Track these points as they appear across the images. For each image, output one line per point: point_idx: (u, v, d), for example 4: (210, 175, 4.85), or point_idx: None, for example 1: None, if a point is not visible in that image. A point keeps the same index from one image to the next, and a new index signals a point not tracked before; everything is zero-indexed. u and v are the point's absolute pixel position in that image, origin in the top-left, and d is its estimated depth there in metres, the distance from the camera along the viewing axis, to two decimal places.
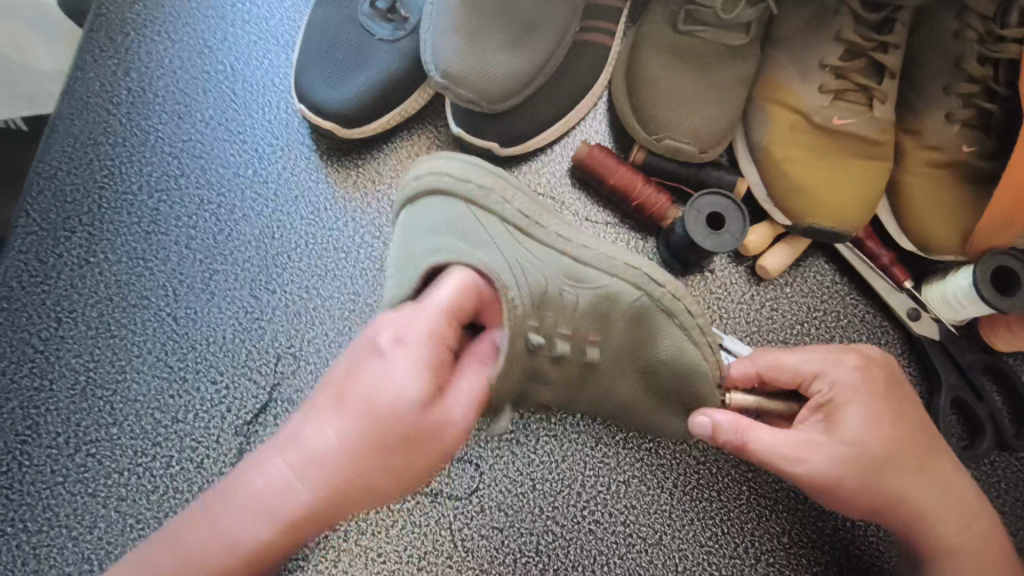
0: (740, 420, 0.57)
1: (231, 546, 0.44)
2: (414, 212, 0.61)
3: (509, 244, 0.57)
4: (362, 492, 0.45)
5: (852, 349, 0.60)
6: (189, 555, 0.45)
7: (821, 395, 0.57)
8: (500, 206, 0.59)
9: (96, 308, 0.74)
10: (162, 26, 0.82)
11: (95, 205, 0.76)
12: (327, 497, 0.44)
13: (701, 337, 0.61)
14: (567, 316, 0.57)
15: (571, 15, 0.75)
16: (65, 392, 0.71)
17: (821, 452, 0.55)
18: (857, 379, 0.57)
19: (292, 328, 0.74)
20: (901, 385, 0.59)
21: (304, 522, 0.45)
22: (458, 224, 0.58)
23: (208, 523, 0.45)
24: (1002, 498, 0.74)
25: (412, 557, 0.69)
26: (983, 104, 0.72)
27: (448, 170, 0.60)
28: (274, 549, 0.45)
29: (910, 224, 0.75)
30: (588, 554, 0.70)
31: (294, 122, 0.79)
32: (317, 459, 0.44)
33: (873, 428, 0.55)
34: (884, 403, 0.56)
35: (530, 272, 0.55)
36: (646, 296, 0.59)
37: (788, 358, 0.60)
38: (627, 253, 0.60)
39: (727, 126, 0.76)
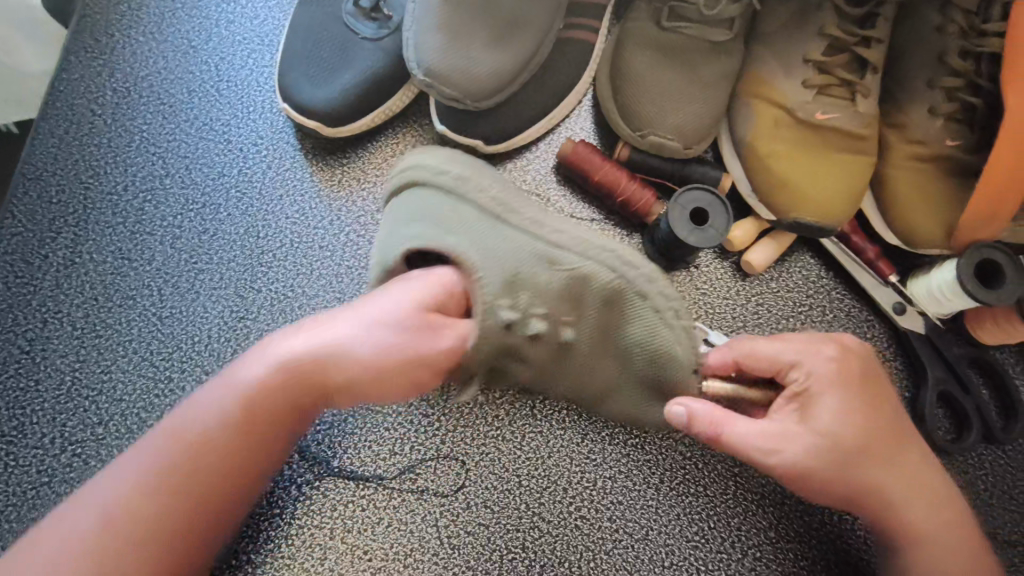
0: (715, 412, 0.57)
1: (223, 405, 0.56)
2: (396, 203, 0.63)
3: (481, 230, 0.58)
4: (336, 377, 0.56)
5: (829, 338, 0.60)
6: (189, 412, 0.56)
7: (794, 383, 0.58)
8: (473, 192, 0.60)
9: (81, 308, 0.74)
10: (147, 27, 0.82)
11: (80, 206, 0.76)
12: (309, 372, 0.56)
13: (675, 320, 0.60)
14: (540, 297, 0.58)
15: (555, 13, 0.75)
16: (51, 392, 0.71)
17: (794, 444, 0.56)
18: (830, 369, 0.57)
19: (278, 326, 0.74)
20: (877, 376, 0.59)
21: (287, 394, 0.56)
22: (433, 212, 0.59)
23: (211, 387, 0.57)
24: (990, 491, 0.74)
25: (398, 554, 0.69)
26: (967, 97, 0.72)
27: (425, 162, 0.62)
28: (258, 419, 0.56)
29: (896, 218, 0.75)
30: (575, 551, 0.70)
31: (279, 121, 0.79)
32: (338, 325, 0.57)
33: (842, 419, 0.56)
34: (856, 393, 0.57)
35: (501, 256, 0.57)
36: (622, 278, 0.59)
37: (766, 347, 0.60)
38: (596, 234, 0.59)
39: (711, 122, 0.76)
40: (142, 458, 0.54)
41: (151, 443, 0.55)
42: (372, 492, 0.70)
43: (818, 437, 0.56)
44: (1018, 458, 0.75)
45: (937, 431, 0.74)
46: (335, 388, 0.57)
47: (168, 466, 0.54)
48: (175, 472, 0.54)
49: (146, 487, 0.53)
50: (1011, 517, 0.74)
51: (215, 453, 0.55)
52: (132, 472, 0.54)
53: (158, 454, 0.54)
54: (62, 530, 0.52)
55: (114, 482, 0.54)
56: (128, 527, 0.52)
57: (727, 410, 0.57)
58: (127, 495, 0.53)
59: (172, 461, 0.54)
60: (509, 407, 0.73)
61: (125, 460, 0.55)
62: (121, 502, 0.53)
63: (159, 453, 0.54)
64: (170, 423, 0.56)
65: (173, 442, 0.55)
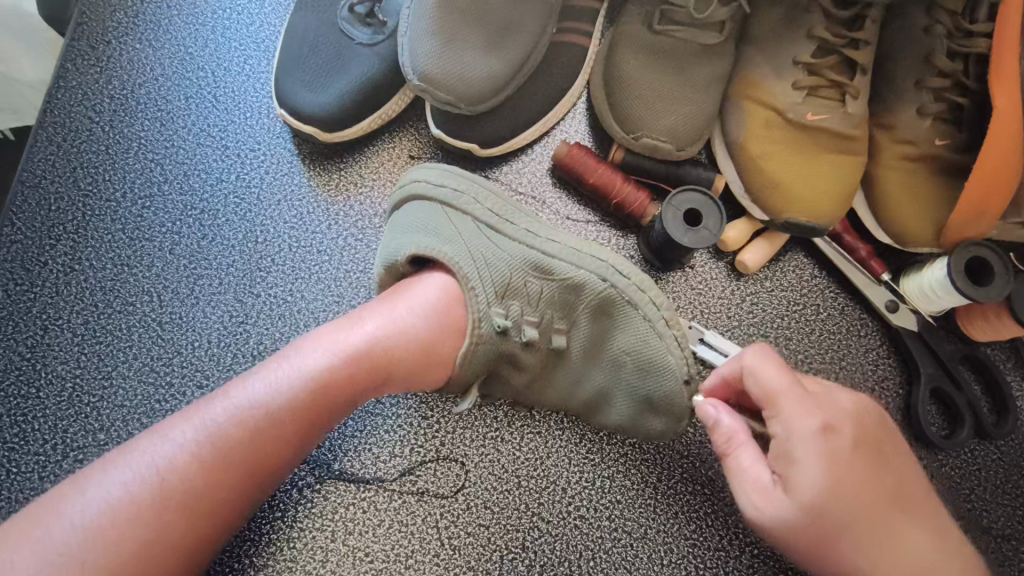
0: (733, 430, 0.55)
1: (277, 389, 0.53)
2: (397, 216, 0.66)
3: (477, 240, 0.63)
4: (392, 363, 0.58)
5: (821, 397, 0.53)
6: (236, 399, 0.53)
7: (779, 431, 0.52)
8: (471, 206, 0.64)
9: (81, 314, 0.74)
10: (144, 34, 0.82)
11: (79, 213, 0.77)
12: (368, 357, 0.56)
13: (666, 329, 0.64)
14: (531, 305, 0.63)
15: (548, 16, 0.76)
16: (52, 398, 0.71)
17: (771, 504, 0.51)
18: (816, 432, 0.51)
19: (277, 330, 0.74)
20: (874, 442, 0.52)
21: (342, 379, 0.55)
22: (432, 221, 0.63)
23: (257, 375, 0.54)
24: (983, 485, 0.75)
25: (399, 556, 0.69)
26: (954, 98, 0.73)
27: (428, 177, 0.66)
28: (312, 407, 0.54)
29: (887, 216, 0.76)
30: (575, 550, 0.71)
31: (276, 127, 0.80)
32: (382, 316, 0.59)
33: (826, 491, 0.49)
34: (846, 462, 0.50)
35: (495, 263, 0.62)
36: (613, 288, 0.63)
37: (762, 381, 0.54)
38: (587, 244, 0.64)
39: (703, 123, 0.77)
40: (185, 441, 0.51)
41: (191, 428, 0.51)
42: (373, 494, 0.71)
43: (798, 507, 0.49)
44: (1010, 453, 0.76)
45: (930, 427, 0.75)
46: (386, 375, 0.58)
47: (217, 451, 0.51)
48: (223, 457, 0.51)
49: (191, 472, 0.50)
50: (1004, 511, 0.75)
51: (264, 437, 0.52)
52: (177, 454, 0.50)
53: (204, 439, 0.51)
54: (76, 528, 0.47)
55: (152, 466, 0.49)
56: (170, 512, 0.49)
57: (746, 433, 0.55)
58: (170, 478, 0.49)
59: (220, 446, 0.51)
60: (508, 408, 0.74)
61: (162, 444, 0.50)
62: (163, 486, 0.49)
63: (205, 436, 0.51)
64: (213, 409, 0.52)
65: (220, 425, 0.52)
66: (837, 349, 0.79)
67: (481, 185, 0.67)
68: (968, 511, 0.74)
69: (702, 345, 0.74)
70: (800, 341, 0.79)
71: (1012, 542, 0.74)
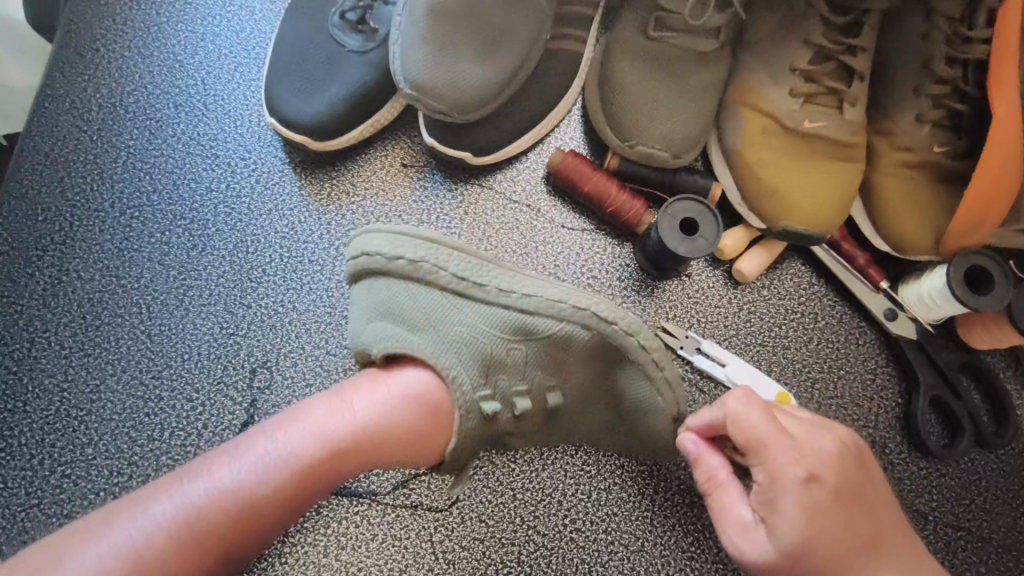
0: (714, 470, 0.56)
1: (262, 470, 0.50)
2: (360, 290, 0.61)
3: (445, 315, 0.58)
4: (382, 447, 0.55)
5: (805, 442, 0.51)
6: (219, 476, 0.50)
7: (762, 478, 0.51)
8: (433, 274, 0.59)
9: (69, 327, 0.73)
10: (132, 42, 0.81)
11: (66, 223, 0.76)
12: (358, 440, 0.54)
13: (655, 372, 0.63)
14: (518, 372, 0.60)
15: (541, 23, 0.74)
16: (39, 413, 0.70)
17: (753, 546, 0.50)
18: (800, 483, 0.49)
19: (268, 342, 0.73)
20: (855, 486, 0.50)
21: (331, 463, 0.53)
22: (395, 304, 0.59)
23: (243, 452, 0.51)
24: (984, 495, 0.74)
25: (392, 571, 0.68)
26: (952, 105, 0.72)
27: (378, 248, 0.60)
28: (297, 492, 0.51)
29: (886, 224, 0.75)
30: (571, 563, 0.70)
31: (266, 135, 0.79)
32: (371, 401, 0.55)
33: (806, 541, 0.48)
34: (828, 511, 0.48)
35: (472, 341, 0.58)
36: (600, 333, 0.60)
37: (744, 423, 0.52)
38: (567, 292, 0.61)
39: (699, 131, 0.76)
40: (161, 521, 0.47)
41: (168, 505, 0.48)
42: (366, 508, 0.70)
43: (777, 555, 0.49)
44: (1011, 462, 0.75)
45: (929, 436, 0.74)
46: (374, 459, 0.55)
47: (194, 535, 0.47)
48: (199, 542, 0.47)
49: (165, 557, 0.46)
50: (1005, 520, 0.74)
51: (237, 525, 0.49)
52: (151, 535, 0.47)
53: (180, 521, 0.47)
54: None
55: (122, 547, 0.46)
56: None
57: (727, 471, 0.55)
58: (143, 561, 0.46)
59: (196, 530, 0.48)
60: None
61: (137, 522, 0.47)
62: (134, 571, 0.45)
63: (182, 517, 0.48)
64: (194, 485, 0.49)
65: (198, 505, 0.48)
66: (835, 358, 0.78)
67: (441, 241, 0.60)
68: (969, 522, 0.74)
69: (699, 355, 0.75)
70: (798, 350, 0.78)
71: (1013, 552, 0.73)
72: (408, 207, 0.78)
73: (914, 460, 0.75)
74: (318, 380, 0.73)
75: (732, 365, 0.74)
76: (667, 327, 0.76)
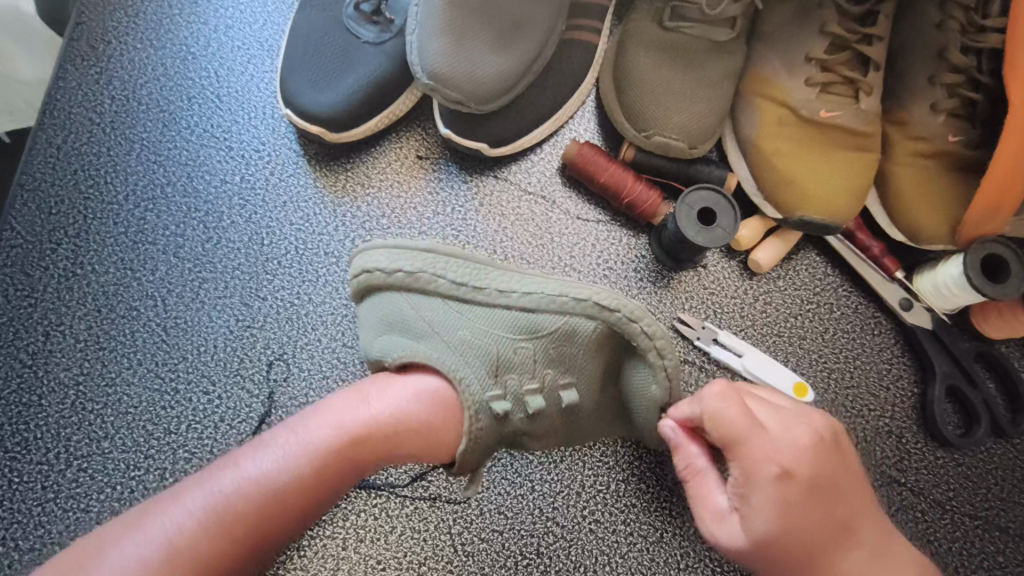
0: (692, 459, 0.56)
1: (288, 460, 0.50)
2: (366, 306, 0.61)
3: (450, 321, 0.58)
4: (405, 437, 0.53)
5: (781, 439, 0.50)
6: (246, 468, 0.49)
7: (736, 472, 0.51)
8: (432, 284, 0.59)
9: (84, 320, 0.72)
10: (145, 33, 0.81)
11: (80, 216, 0.75)
12: (380, 431, 0.53)
13: (657, 359, 0.61)
14: (529, 372, 0.59)
15: (557, 15, 0.75)
16: (55, 406, 0.70)
17: (724, 531, 0.51)
18: (774, 479, 0.49)
19: (285, 335, 0.73)
20: (830, 479, 0.50)
21: (354, 454, 0.51)
22: (397, 317, 0.59)
23: (268, 445, 0.51)
24: (1000, 484, 0.74)
25: (412, 563, 0.68)
26: (968, 94, 0.72)
27: (377, 263, 0.60)
28: (322, 483, 0.50)
29: (901, 214, 0.75)
30: (590, 554, 0.70)
31: (280, 128, 0.79)
32: (383, 398, 0.54)
33: (778, 535, 0.48)
34: (800, 506, 0.48)
35: (479, 342, 0.58)
36: (604, 323, 0.60)
37: (719, 421, 0.52)
38: (568, 286, 0.60)
39: (715, 121, 0.76)
40: (191, 512, 0.47)
41: (199, 496, 0.48)
42: (384, 500, 0.69)
43: (749, 544, 0.49)
44: None
45: (945, 426, 0.74)
46: (399, 451, 0.54)
47: (222, 525, 0.47)
48: (229, 532, 0.47)
49: (196, 547, 0.46)
50: (1021, 509, 0.74)
51: (262, 518, 0.48)
52: (183, 525, 0.46)
53: (210, 511, 0.47)
54: None
55: (156, 538, 0.46)
56: None
57: (705, 460, 0.55)
58: (176, 551, 0.45)
59: (225, 521, 0.47)
60: None
61: (170, 514, 0.47)
62: (167, 562, 0.45)
63: (213, 508, 0.47)
64: (221, 479, 0.48)
65: (227, 495, 0.48)
66: (851, 348, 0.78)
67: (439, 252, 0.61)
68: (986, 511, 0.74)
69: (715, 346, 0.75)
70: (813, 341, 0.78)
71: None
72: (423, 198, 0.78)
73: (930, 449, 0.75)
74: (335, 371, 0.72)
75: (749, 355, 0.74)
76: (683, 318, 0.76)
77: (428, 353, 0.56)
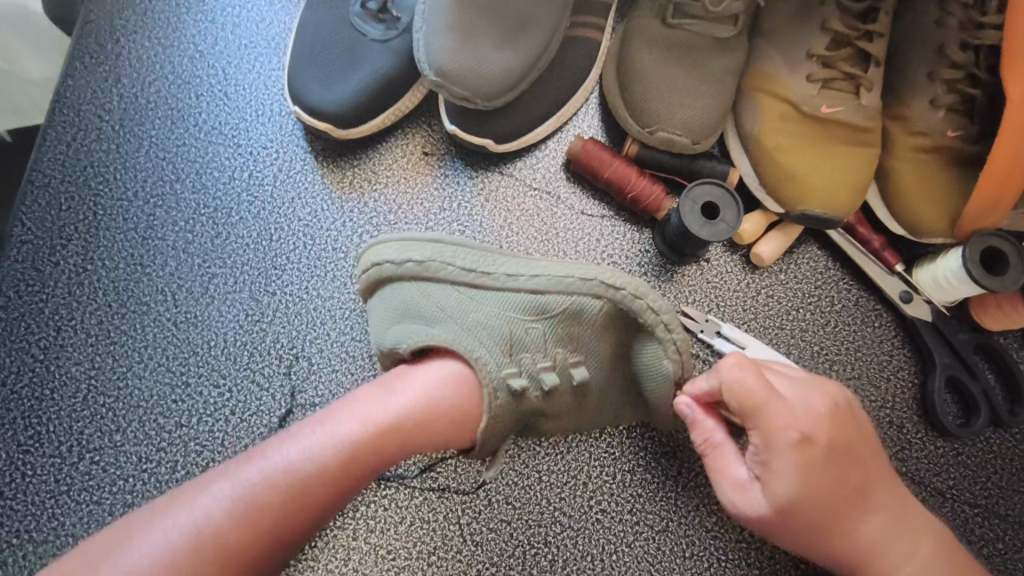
0: (708, 434, 0.59)
1: (315, 450, 0.51)
2: (379, 299, 0.63)
3: (460, 306, 0.59)
4: (430, 426, 0.54)
5: (799, 407, 0.54)
6: (272, 459, 0.50)
7: (758, 441, 0.54)
8: (441, 271, 0.61)
9: (95, 315, 0.73)
10: (153, 32, 0.82)
11: (90, 212, 0.76)
12: (406, 420, 0.54)
13: (666, 331, 0.61)
14: (541, 350, 0.60)
15: (562, 12, 0.76)
16: (67, 400, 0.71)
17: (747, 498, 0.55)
18: (795, 445, 0.52)
19: (294, 329, 0.74)
20: (845, 442, 0.54)
21: (380, 443, 0.52)
22: (409, 306, 0.60)
23: (294, 437, 0.52)
24: (1000, 473, 0.76)
25: (421, 553, 0.69)
26: (966, 89, 0.73)
27: (387, 257, 0.62)
28: (349, 471, 0.51)
29: (901, 209, 0.76)
30: (597, 544, 0.71)
31: (288, 124, 0.80)
32: (405, 392, 0.55)
33: (799, 496, 0.53)
34: (818, 468, 0.53)
35: (491, 324, 0.59)
36: (610, 301, 0.61)
37: (739, 393, 0.54)
38: (573, 268, 0.61)
39: (718, 116, 0.77)
40: (221, 500, 0.48)
41: (226, 486, 0.49)
42: (393, 491, 0.70)
43: (771, 508, 0.54)
44: None
45: (945, 416, 0.75)
46: (424, 440, 0.55)
47: (250, 514, 0.48)
48: (258, 520, 0.48)
49: (225, 536, 0.47)
50: (1020, 498, 0.75)
51: (288, 509, 0.49)
52: (212, 514, 0.47)
53: (239, 501, 0.48)
54: None
55: (186, 527, 0.46)
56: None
57: (722, 434, 0.58)
58: (206, 539, 0.46)
59: (253, 511, 0.48)
60: None
61: (199, 502, 0.48)
62: (197, 550, 0.46)
63: (241, 497, 0.48)
64: (249, 469, 0.49)
65: (255, 485, 0.48)
66: (852, 340, 0.79)
67: (449, 242, 0.63)
68: (985, 499, 0.75)
69: (719, 338, 0.76)
70: (815, 333, 0.79)
71: None
72: (429, 194, 0.79)
73: (930, 439, 0.76)
74: (344, 364, 0.73)
75: (752, 347, 0.75)
76: (687, 311, 0.77)
77: (439, 336, 0.57)
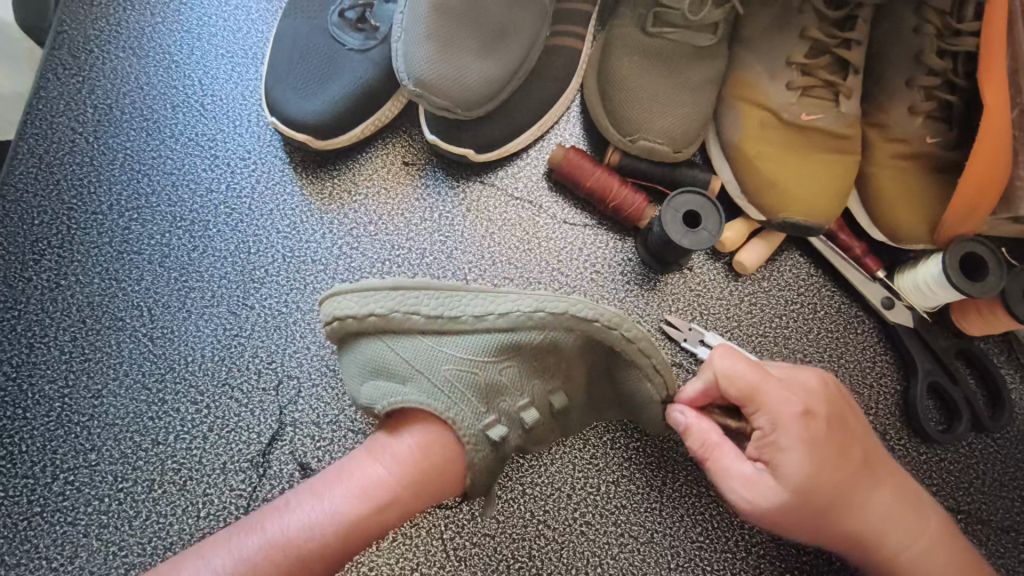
0: (706, 435, 0.59)
1: (316, 525, 0.51)
2: (349, 355, 0.60)
3: (430, 358, 0.57)
4: (427, 491, 0.55)
5: (796, 385, 0.57)
6: (271, 530, 0.51)
7: (764, 424, 0.56)
8: (406, 322, 0.59)
9: (68, 331, 0.72)
10: (127, 42, 0.80)
11: (63, 227, 0.74)
12: (403, 487, 0.53)
13: (645, 358, 0.62)
14: (514, 388, 0.59)
15: (541, 21, 0.76)
16: (40, 419, 0.69)
17: (763, 493, 0.55)
18: (799, 418, 0.55)
19: (273, 343, 0.73)
20: (841, 415, 0.57)
21: (378, 513, 0.52)
22: (377, 362, 0.58)
23: (292, 506, 0.52)
24: (982, 478, 0.76)
25: (405, 569, 0.68)
26: (944, 97, 0.74)
27: (349, 309, 0.59)
28: (346, 543, 0.51)
29: (882, 216, 0.76)
30: (582, 556, 0.70)
31: (266, 135, 0.79)
32: (398, 454, 0.54)
33: (812, 471, 0.54)
34: (824, 441, 0.55)
35: (461, 374, 0.57)
36: (583, 333, 0.60)
37: (735, 378, 0.57)
38: (543, 301, 0.60)
39: (698, 124, 0.77)
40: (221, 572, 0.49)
41: (225, 560, 0.49)
42: None
43: (788, 492, 0.54)
44: (1008, 445, 0.77)
45: (928, 422, 0.75)
46: (421, 503, 0.55)
47: None
48: None
49: None
50: (1002, 503, 0.75)
51: None
52: None
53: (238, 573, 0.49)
54: None
55: None
56: None
57: (720, 433, 0.59)
58: None
59: None
60: None
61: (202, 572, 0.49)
62: None
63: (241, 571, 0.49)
64: (248, 541, 0.50)
65: (256, 561, 0.49)
66: (835, 347, 0.79)
67: (409, 289, 0.61)
68: (969, 505, 0.75)
69: (702, 347, 0.76)
70: (798, 340, 0.79)
71: (1012, 533, 0.75)
72: (410, 204, 0.78)
73: (913, 445, 0.76)
74: (325, 379, 0.72)
75: None
76: (670, 320, 0.76)
77: (407, 397, 0.55)
